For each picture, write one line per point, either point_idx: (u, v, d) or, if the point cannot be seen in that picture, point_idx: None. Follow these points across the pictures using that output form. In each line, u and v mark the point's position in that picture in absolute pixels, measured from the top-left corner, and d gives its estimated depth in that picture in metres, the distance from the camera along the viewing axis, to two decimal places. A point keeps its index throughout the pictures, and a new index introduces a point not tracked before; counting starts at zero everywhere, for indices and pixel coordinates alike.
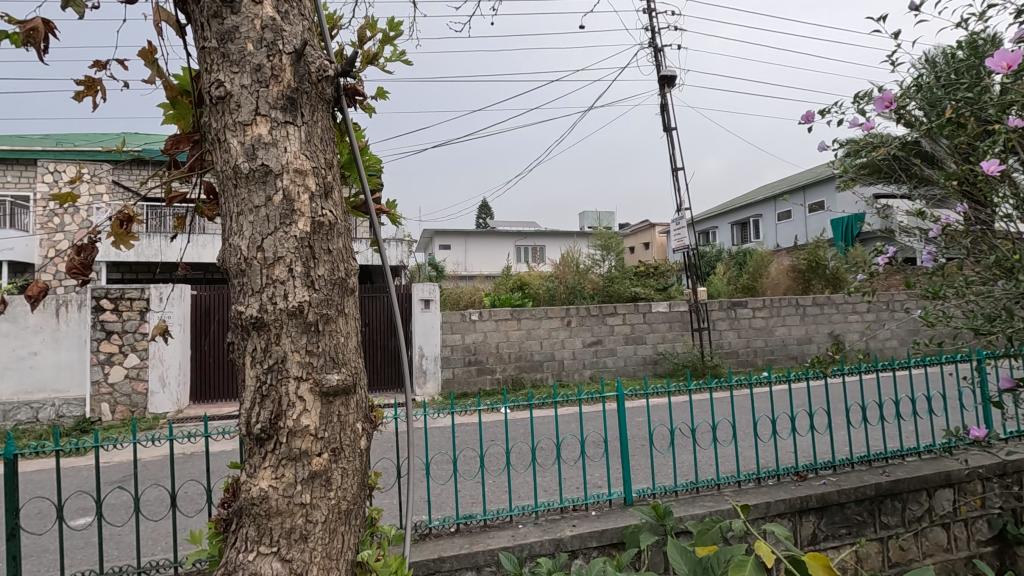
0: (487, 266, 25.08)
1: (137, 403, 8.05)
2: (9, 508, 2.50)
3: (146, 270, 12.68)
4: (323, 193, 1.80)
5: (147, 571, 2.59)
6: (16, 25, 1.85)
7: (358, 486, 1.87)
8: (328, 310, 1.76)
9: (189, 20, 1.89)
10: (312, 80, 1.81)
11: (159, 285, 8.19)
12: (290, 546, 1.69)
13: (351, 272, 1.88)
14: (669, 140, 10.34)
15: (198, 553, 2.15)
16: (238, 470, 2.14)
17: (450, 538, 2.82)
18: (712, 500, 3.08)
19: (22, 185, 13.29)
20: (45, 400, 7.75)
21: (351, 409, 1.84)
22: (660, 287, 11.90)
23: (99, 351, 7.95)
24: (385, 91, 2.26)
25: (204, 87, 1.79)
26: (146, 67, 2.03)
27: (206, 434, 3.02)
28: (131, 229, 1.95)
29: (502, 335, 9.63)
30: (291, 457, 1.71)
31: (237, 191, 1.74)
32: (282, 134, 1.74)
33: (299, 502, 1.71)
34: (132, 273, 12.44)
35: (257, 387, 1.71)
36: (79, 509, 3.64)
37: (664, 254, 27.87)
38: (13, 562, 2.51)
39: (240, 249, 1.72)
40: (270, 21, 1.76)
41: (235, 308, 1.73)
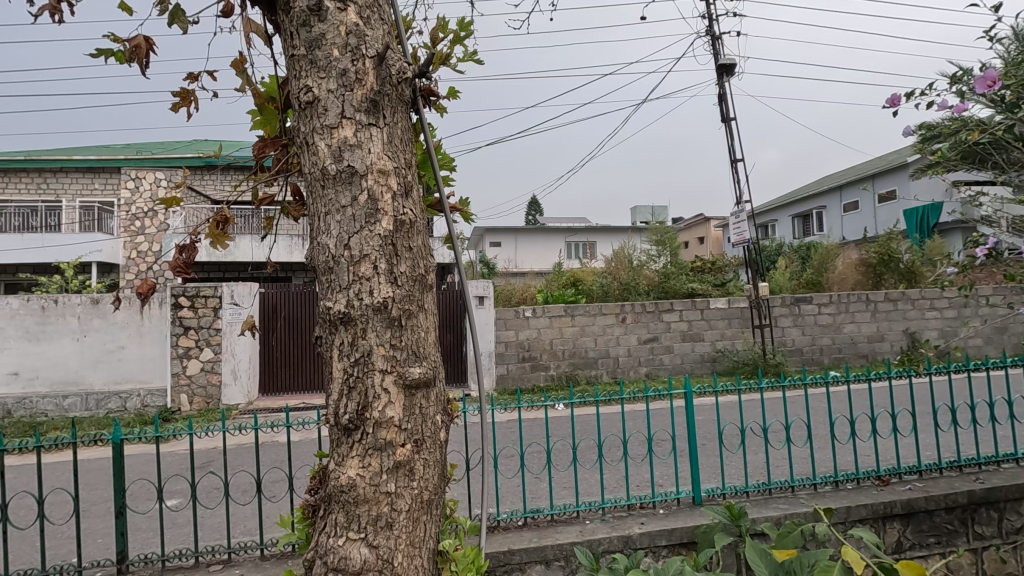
0: (537, 263, 25.04)
1: (212, 395, 8.55)
2: (115, 488, 2.70)
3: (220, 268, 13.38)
4: (404, 192, 1.86)
5: (237, 552, 2.76)
6: (122, 42, 2.03)
7: (438, 477, 1.92)
8: (409, 306, 1.82)
9: (275, 28, 1.98)
10: (393, 82, 1.86)
11: (232, 285, 8.66)
12: (376, 533, 1.75)
13: (430, 269, 1.94)
14: (728, 130, 9.98)
15: (288, 536, 2.25)
16: (323, 459, 2.22)
17: (519, 531, 2.86)
18: (787, 502, 2.98)
19: (108, 191, 14.44)
20: (132, 391, 8.39)
21: (431, 402, 1.89)
22: (719, 282, 11.56)
23: (178, 345, 8.50)
24: (458, 91, 2.29)
25: (294, 93, 1.86)
26: (237, 76, 2.17)
27: (288, 424, 3.12)
28: (227, 230, 2.06)
29: (556, 332, 9.61)
30: (377, 447, 1.77)
31: (325, 192, 1.81)
32: (366, 136, 1.80)
33: (384, 490, 1.77)
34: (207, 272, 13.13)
35: (344, 379, 1.78)
36: (170, 492, 3.91)
37: (720, 249, 27.03)
38: (121, 538, 2.72)
39: (329, 247, 1.79)
40: (354, 27, 1.82)
41: (324, 304, 1.81)
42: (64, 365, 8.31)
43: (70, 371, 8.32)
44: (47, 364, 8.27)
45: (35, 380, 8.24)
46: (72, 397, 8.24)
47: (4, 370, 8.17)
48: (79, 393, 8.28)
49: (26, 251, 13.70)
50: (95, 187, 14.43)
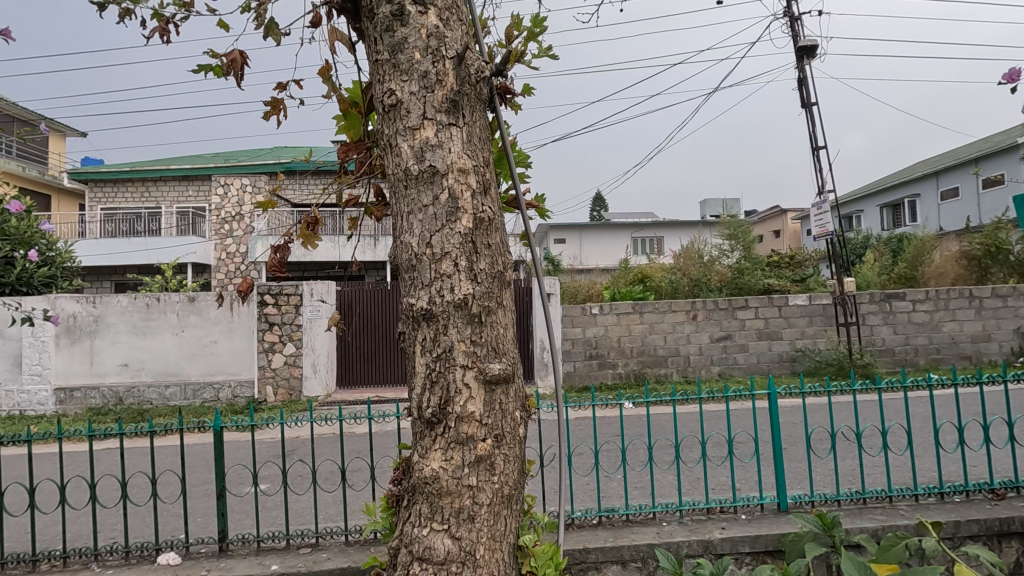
0: (603, 259, 24.71)
1: (294, 387, 9.04)
2: (216, 473, 2.91)
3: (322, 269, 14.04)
4: (483, 190, 1.88)
5: (323, 536, 2.91)
6: (221, 58, 2.20)
7: (518, 473, 1.94)
8: (489, 303, 1.85)
9: (359, 34, 2.06)
10: (472, 82, 1.89)
11: (311, 283, 9.18)
12: (459, 525, 1.79)
13: (508, 266, 1.95)
14: (808, 115, 9.39)
15: (373, 525, 2.33)
16: (406, 451, 2.28)
17: (594, 529, 2.83)
18: (885, 513, 2.77)
19: (200, 197, 15.96)
20: (223, 382, 9.03)
21: (510, 398, 1.91)
22: (799, 278, 10.93)
23: (264, 340, 9.07)
24: (532, 87, 2.29)
25: (377, 97, 1.92)
26: (324, 84, 2.28)
27: (369, 416, 3.21)
28: (316, 231, 2.16)
29: (624, 329, 9.44)
30: (459, 441, 1.80)
31: (407, 192, 1.86)
32: (446, 136, 1.83)
33: (466, 483, 1.80)
34: (303, 270, 13.98)
35: (426, 374, 1.82)
36: (261, 478, 4.19)
37: (798, 242, 25.56)
38: (222, 519, 2.93)
39: (411, 246, 1.84)
40: (434, 29, 1.86)
41: (407, 301, 1.86)
42: (165, 358, 9.05)
43: (171, 363, 9.07)
44: (151, 357, 9.05)
45: (142, 370, 9.04)
46: (172, 387, 8.98)
47: (115, 361, 9.01)
48: (178, 383, 9.02)
49: (133, 253, 14.86)
50: (189, 194, 15.94)
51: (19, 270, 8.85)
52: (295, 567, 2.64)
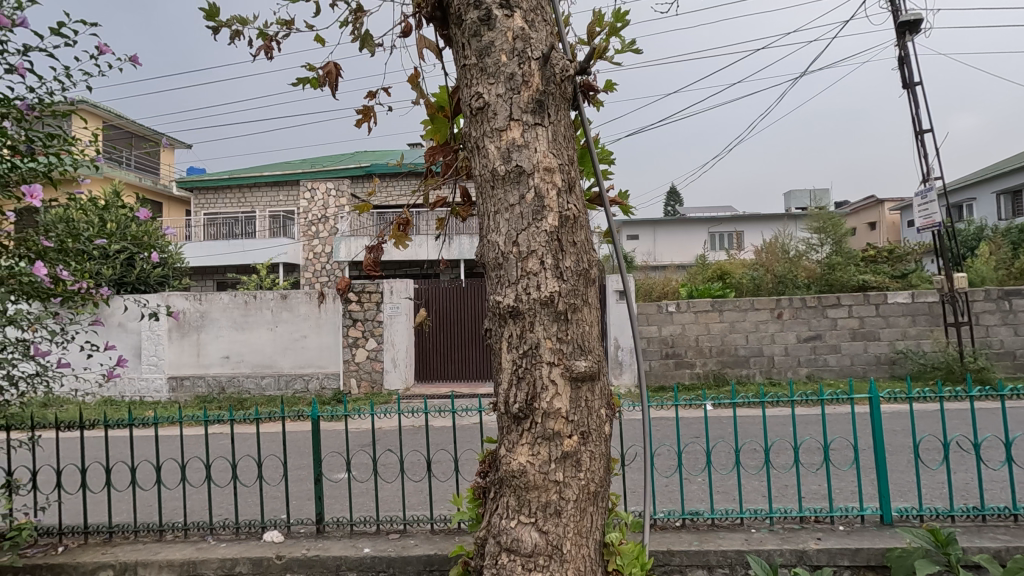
0: (678, 256, 23.89)
1: (376, 380, 9.57)
2: (313, 458, 3.11)
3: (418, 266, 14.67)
4: (568, 188, 1.90)
5: (410, 523, 3.04)
6: (318, 71, 2.35)
7: (604, 470, 1.94)
8: (575, 301, 1.86)
9: (446, 40, 2.13)
10: (557, 81, 1.90)
11: (391, 282, 9.62)
12: (546, 519, 1.82)
13: (593, 264, 1.96)
14: (911, 97, 8.62)
15: (460, 515, 2.40)
16: (492, 444, 2.33)
17: (677, 532, 2.77)
18: (1008, 533, 2.51)
19: (289, 201, 17.04)
20: (313, 374, 9.63)
21: (597, 395, 1.91)
22: (898, 274, 9.98)
23: (348, 335, 9.62)
24: (615, 84, 2.27)
25: (465, 101, 1.98)
26: (413, 90, 2.38)
27: (453, 409, 3.31)
28: (407, 231, 2.25)
29: (702, 328, 9.12)
30: (546, 436, 1.83)
31: (494, 193, 1.90)
32: (532, 135, 1.86)
33: (553, 478, 1.82)
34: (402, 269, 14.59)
35: (513, 369, 1.86)
36: (350, 466, 4.45)
37: (898, 235, 23.53)
38: (319, 502, 3.14)
39: (498, 244, 1.88)
40: (520, 31, 1.89)
41: (493, 298, 1.90)
42: (261, 351, 9.78)
43: (266, 355, 9.77)
44: (249, 350, 9.79)
45: (241, 362, 9.81)
46: (268, 378, 9.69)
47: (219, 353, 9.83)
48: (273, 374, 9.71)
49: (231, 255, 16.11)
50: (279, 198, 17.09)
51: (138, 270, 9.83)
52: (387, 551, 2.79)
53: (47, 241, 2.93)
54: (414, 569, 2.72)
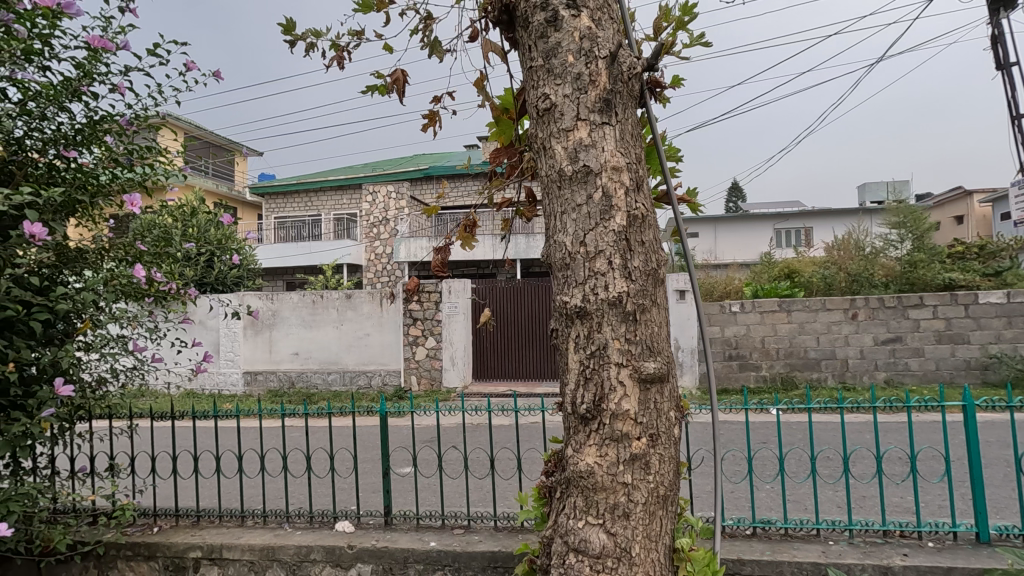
0: (741, 253, 22.90)
1: (435, 377, 9.80)
2: (381, 453, 3.21)
3: (475, 266, 14.92)
4: (636, 187, 1.88)
5: (474, 519, 3.11)
6: (387, 78, 2.43)
7: (673, 474, 1.90)
8: (643, 301, 1.83)
9: (512, 44, 2.15)
10: (624, 79, 1.88)
11: (449, 282, 9.82)
12: (614, 521, 1.80)
13: (661, 263, 1.93)
14: (1005, 78, 7.91)
15: (526, 514, 2.42)
16: (557, 444, 2.34)
17: (748, 540, 2.67)
18: None
19: (352, 204, 17.69)
20: (375, 371, 9.98)
21: (666, 397, 1.88)
22: (991, 272, 9.10)
23: (409, 333, 9.92)
24: (683, 79, 2.23)
25: (531, 102, 1.99)
26: (479, 94, 2.42)
27: (516, 408, 3.34)
28: (473, 232, 2.30)
29: (768, 329, 8.75)
30: (614, 438, 1.81)
31: (561, 193, 1.90)
32: (600, 135, 1.85)
33: (621, 480, 1.81)
34: (472, 267, 14.83)
35: (580, 370, 1.85)
36: (413, 461, 4.58)
37: (989, 229, 21.65)
38: (387, 495, 3.25)
39: (565, 244, 1.88)
40: (587, 31, 1.89)
41: (560, 298, 1.90)
42: (328, 348, 10.21)
43: (332, 352, 10.19)
44: (316, 347, 10.25)
45: (309, 358, 10.27)
46: (334, 374, 10.12)
47: (288, 350, 10.33)
48: (338, 371, 10.12)
49: (299, 256, 16.89)
50: (343, 202, 17.78)
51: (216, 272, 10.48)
52: (452, 546, 2.85)
53: (142, 245, 3.17)
54: (478, 564, 2.77)
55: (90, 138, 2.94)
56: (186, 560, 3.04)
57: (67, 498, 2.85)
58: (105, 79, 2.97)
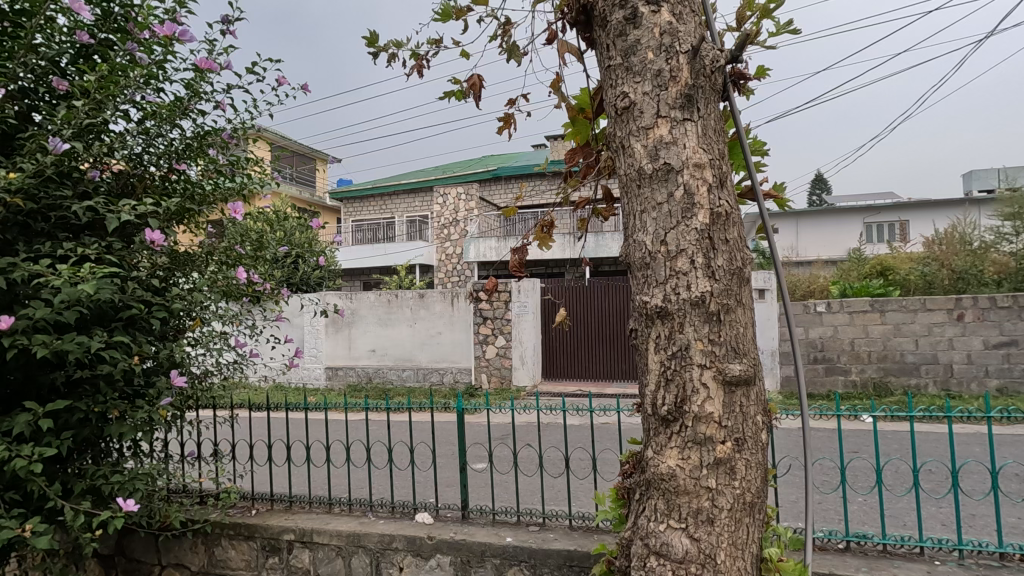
0: (827, 250, 21.48)
1: (505, 376, 9.87)
2: (459, 448, 3.29)
3: (544, 266, 14.99)
4: (719, 183, 1.82)
5: (549, 517, 3.14)
6: (464, 83, 2.50)
7: (761, 480, 1.84)
8: (728, 301, 1.78)
9: (590, 43, 2.15)
10: (707, 73, 1.83)
11: (519, 281, 9.86)
12: (697, 526, 1.76)
13: (747, 261, 1.86)
14: None
15: (604, 514, 2.41)
16: (636, 445, 2.31)
17: (841, 555, 2.52)
18: None
19: (424, 206, 18.25)
20: (447, 368, 10.26)
21: (752, 400, 1.82)
22: None
23: (479, 331, 10.01)
24: (769, 68, 2.13)
25: (610, 101, 1.97)
26: (555, 94, 2.44)
27: (591, 408, 3.32)
28: (550, 233, 2.32)
29: (858, 330, 8.17)
30: (697, 440, 1.77)
31: (640, 191, 1.88)
32: (681, 132, 1.81)
33: (705, 485, 1.76)
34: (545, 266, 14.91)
35: (661, 370, 1.82)
36: (487, 457, 4.69)
37: None
38: (464, 489, 3.34)
39: (645, 244, 1.86)
40: (668, 26, 1.86)
41: (640, 298, 1.88)
42: (403, 346, 10.60)
43: (406, 350, 10.58)
44: (392, 344, 10.67)
45: (385, 355, 10.71)
46: (408, 371, 10.49)
47: (366, 347, 10.82)
48: (412, 368, 10.48)
49: (375, 257, 17.60)
50: (416, 204, 18.37)
51: None
52: (527, 542, 2.88)
53: (240, 248, 3.43)
54: (554, 562, 2.79)
55: (196, 151, 3.22)
56: (280, 542, 3.27)
57: (179, 480, 3.13)
58: (210, 97, 3.25)
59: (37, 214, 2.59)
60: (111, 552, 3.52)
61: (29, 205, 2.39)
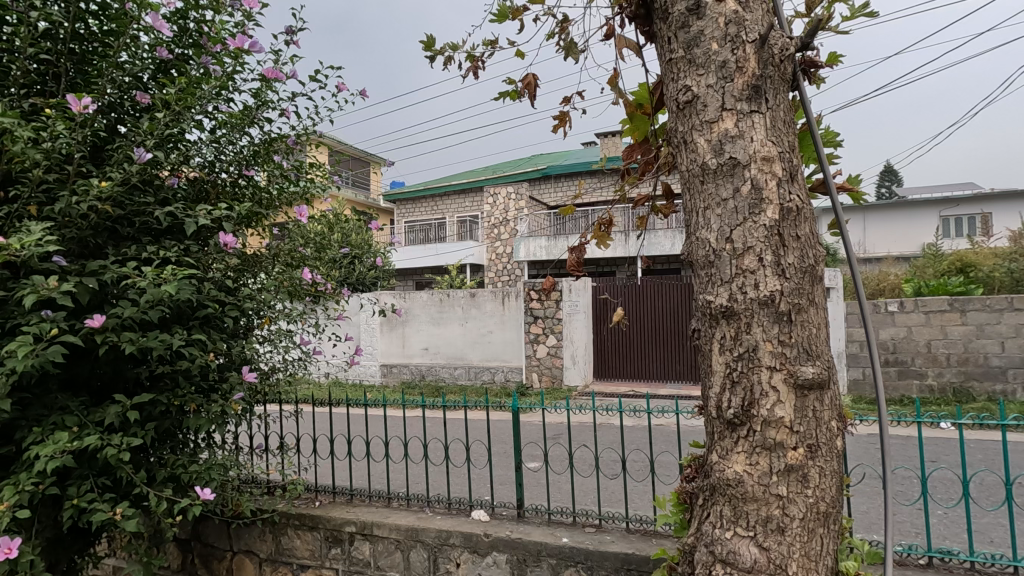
0: (898, 246, 20.23)
1: (556, 376, 9.82)
2: (515, 447, 3.30)
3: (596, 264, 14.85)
4: (789, 177, 1.74)
5: (605, 519, 3.10)
6: (519, 82, 2.51)
7: (836, 490, 1.74)
8: (800, 300, 1.70)
9: (649, 37, 2.11)
10: (776, 62, 1.75)
11: (570, 280, 9.81)
12: (767, 535, 1.69)
13: (820, 259, 1.77)
14: None
15: (664, 518, 2.35)
16: (699, 449, 2.23)
17: (923, 571, 2.36)
18: None
19: (475, 206, 18.44)
20: (498, 367, 10.32)
21: (826, 405, 1.73)
22: None
23: (530, 331, 10.02)
24: (842, 54, 2.02)
25: (671, 95, 1.92)
26: (613, 91, 2.40)
27: (648, 409, 3.22)
28: (608, 231, 2.29)
29: (935, 331, 7.64)
30: (766, 446, 1.70)
31: (704, 187, 1.82)
32: (748, 124, 1.74)
33: (775, 492, 1.69)
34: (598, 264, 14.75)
35: (726, 373, 1.76)
36: (540, 457, 4.69)
37: None
38: (519, 488, 3.34)
39: (709, 241, 1.79)
40: (734, 15, 1.79)
41: (703, 298, 1.82)
42: (455, 344, 10.75)
43: (458, 348, 10.72)
44: (444, 342, 10.84)
45: (438, 353, 10.89)
46: (460, 369, 10.62)
47: (419, 345, 11.05)
48: (464, 366, 10.61)
49: (426, 258, 17.90)
50: (466, 204, 18.59)
51: None
52: (584, 543, 2.86)
53: (303, 249, 3.56)
54: (611, 565, 2.76)
55: (263, 157, 3.37)
56: (342, 534, 3.38)
57: (249, 471, 3.29)
58: (276, 105, 3.39)
59: (124, 219, 2.77)
60: (188, 536, 3.75)
61: (117, 212, 2.56)
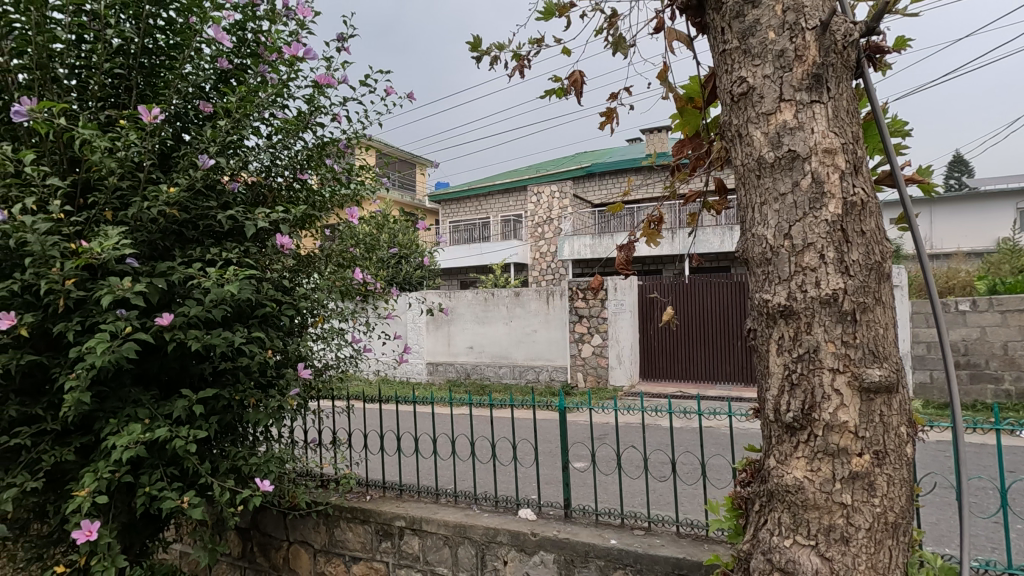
0: (970, 241, 18.93)
1: (602, 376, 9.71)
2: (561, 446, 3.28)
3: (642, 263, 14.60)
4: (854, 169, 1.66)
5: (655, 522, 3.04)
6: (566, 79, 2.49)
7: (905, 499, 1.65)
8: (865, 299, 1.61)
9: (701, 29, 2.05)
10: (839, 49, 1.67)
11: (615, 279, 9.69)
12: (829, 544, 1.61)
13: (887, 255, 1.68)
14: None
15: (717, 523, 2.29)
16: (756, 453, 2.16)
17: None
18: None
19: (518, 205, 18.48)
20: (543, 366, 10.31)
21: (895, 410, 1.64)
22: None
23: (575, 330, 9.96)
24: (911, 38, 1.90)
25: (725, 88, 1.86)
26: (662, 85, 2.35)
27: (699, 410, 3.14)
28: (658, 228, 2.25)
29: (1013, 332, 7.12)
30: (829, 452, 1.62)
31: (760, 182, 1.75)
32: (808, 115, 1.67)
33: (839, 500, 1.61)
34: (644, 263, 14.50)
35: (785, 375, 1.69)
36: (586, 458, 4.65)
37: None
38: (566, 487, 3.32)
39: (766, 238, 1.73)
40: (792, 2, 1.72)
41: (760, 296, 1.75)
42: (499, 343, 10.81)
43: (503, 347, 10.77)
44: (488, 341, 10.92)
45: (483, 352, 10.97)
46: (505, 367, 10.67)
47: (464, 343, 11.17)
48: (509, 365, 10.65)
49: (470, 257, 18.06)
50: (510, 204, 18.64)
51: None
52: (633, 545, 2.82)
53: (353, 250, 3.65)
54: (662, 568, 2.71)
55: (316, 161, 3.48)
56: (393, 527, 3.45)
57: (304, 464, 3.41)
58: (328, 110, 3.50)
59: (190, 223, 2.92)
60: (248, 525, 3.93)
61: (183, 216, 2.70)
